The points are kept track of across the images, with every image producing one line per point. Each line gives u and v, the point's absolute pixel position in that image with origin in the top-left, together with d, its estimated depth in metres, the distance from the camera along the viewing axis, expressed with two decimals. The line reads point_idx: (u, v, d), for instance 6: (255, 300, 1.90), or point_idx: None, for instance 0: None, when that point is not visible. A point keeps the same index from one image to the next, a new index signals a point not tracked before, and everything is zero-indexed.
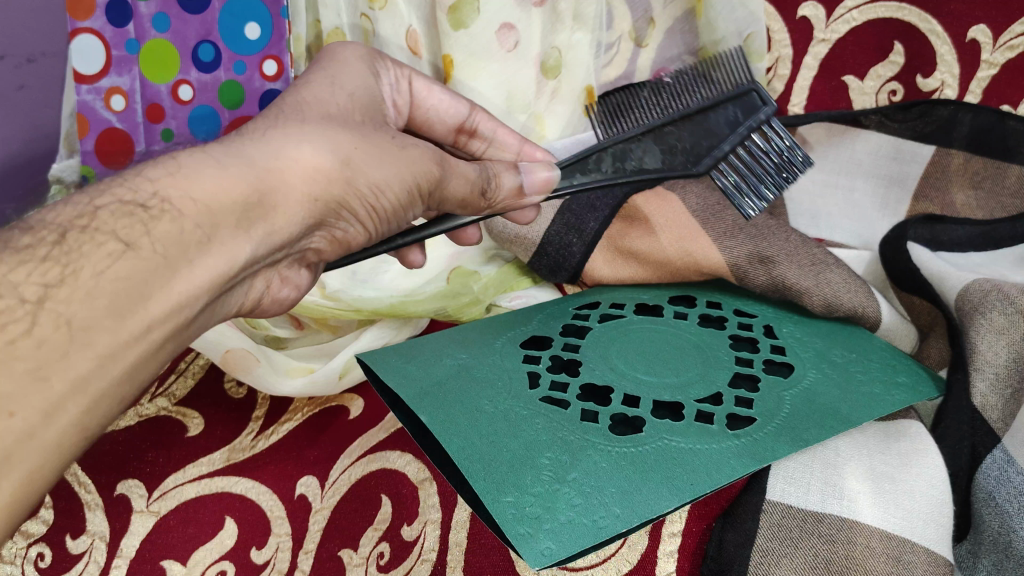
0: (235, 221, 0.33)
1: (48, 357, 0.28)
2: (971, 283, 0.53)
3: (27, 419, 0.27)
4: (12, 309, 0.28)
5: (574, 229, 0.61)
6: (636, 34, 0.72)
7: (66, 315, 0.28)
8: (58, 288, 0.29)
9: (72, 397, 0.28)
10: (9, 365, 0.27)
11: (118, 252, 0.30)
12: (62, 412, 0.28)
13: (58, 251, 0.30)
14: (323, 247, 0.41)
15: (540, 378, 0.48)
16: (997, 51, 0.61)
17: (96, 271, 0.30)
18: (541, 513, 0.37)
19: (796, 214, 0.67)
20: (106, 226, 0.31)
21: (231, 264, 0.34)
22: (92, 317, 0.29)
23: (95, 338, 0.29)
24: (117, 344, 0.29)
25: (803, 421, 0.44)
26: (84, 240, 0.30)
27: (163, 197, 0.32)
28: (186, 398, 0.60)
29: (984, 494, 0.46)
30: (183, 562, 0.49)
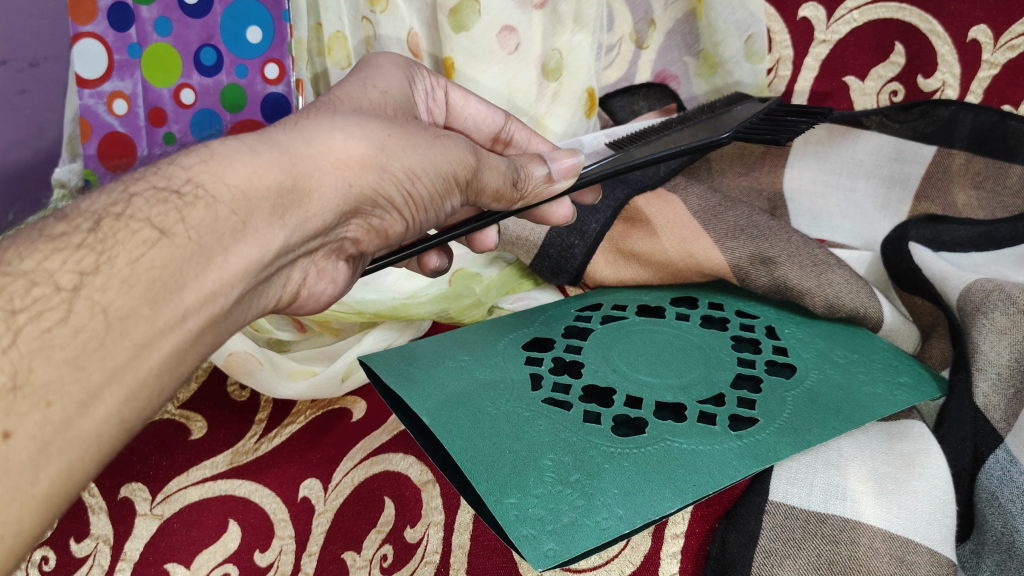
0: (271, 207, 0.34)
1: (85, 346, 0.28)
2: (972, 283, 0.52)
3: (64, 410, 0.27)
4: (47, 297, 0.29)
5: (574, 231, 0.61)
6: (637, 36, 0.73)
7: (101, 303, 0.29)
8: (93, 277, 0.29)
9: (108, 387, 0.28)
10: (48, 356, 0.27)
11: (152, 239, 0.31)
12: (97, 403, 0.28)
13: (92, 238, 0.30)
14: (361, 236, 0.41)
15: (543, 380, 0.48)
16: (997, 51, 0.61)
17: (130, 259, 0.30)
18: (543, 514, 0.37)
19: (797, 214, 0.67)
20: (139, 214, 0.31)
21: (264, 252, 0.34)
22: (129, 304, 0.29)
23: (129, 327, 0.29)
24: (153, 332, 0.30)
25: (805, 421, 0.45)
26: (118, 228, 0.31)
27: (197, 181, 0.33)
28: (189, 401, 0.60)
29: (987, 494, 0.45)
30: (187, 565, 0.50)
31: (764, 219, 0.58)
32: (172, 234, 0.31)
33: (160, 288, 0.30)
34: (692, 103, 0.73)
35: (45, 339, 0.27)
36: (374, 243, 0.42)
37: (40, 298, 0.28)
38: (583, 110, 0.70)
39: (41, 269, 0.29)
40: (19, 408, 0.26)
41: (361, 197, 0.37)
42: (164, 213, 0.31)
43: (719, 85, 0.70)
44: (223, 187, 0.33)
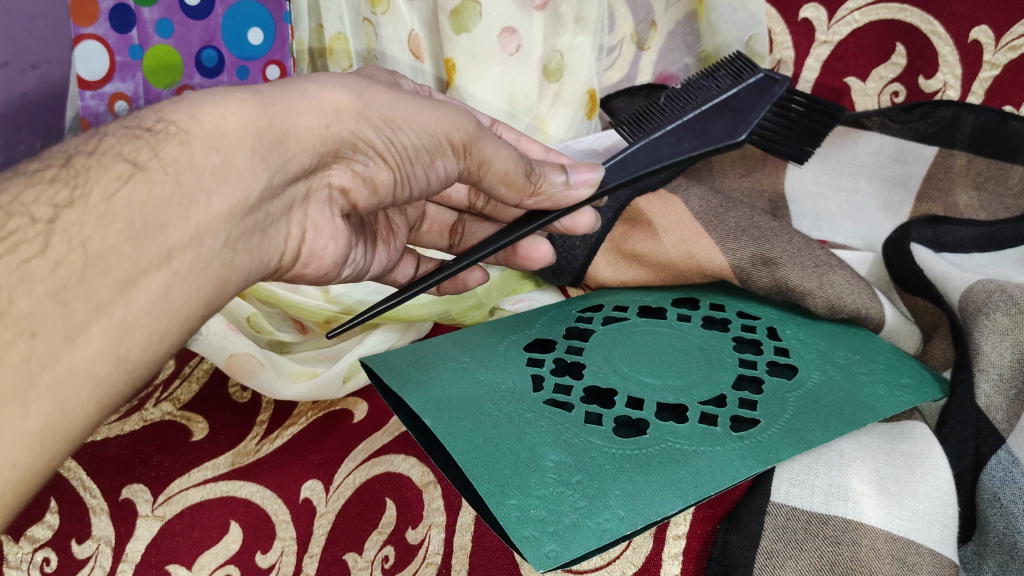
0: (250, 147, 0.35)
1: (66, 281, 0.31)
2: (975, 283, 0.52)
3: (48, 342, 0.30)
4: (26, 229, 0.32)
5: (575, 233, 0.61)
6: (638, 37, 0.72)
7: (78, 238, 0.32)
8: (68, 210, 0.32)
9: (95, 322, 0.31)
10: (29, 287, 0.30)
11: (127, 174, 0.33)
12: (85, 337, 0.31)
13: (65, 173, 0.34)
14: (349, 185, 0.42)
15: (544, 382, 0.48)
16: (999, 52, 0.61)
17: (106, 195, 0.32)
18: (545, 515, 0.37)
19: (797, 214, 0.67)
20: (112, 150, 0.34)
21: (248, 193, 0.36)
22: (109, 241, 0.32)
23: (112, 264, 0.32)
24: (135, 270, 0.32)
25: (807, 423, 0.44)
26: (91, 163, 0.34)
27: (169, 120, 0.35)
28: (190, 402, 0.60)
29: (990, 495, 0.45)
30: (188, 566, 0.50)
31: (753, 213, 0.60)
32: (145, 168, 0.33)
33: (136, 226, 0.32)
34: None
35: (25, 271, 0.31)
36: (363, 194, 0.43)
37: (18, 230, 0.32)
38: (584, 111, 0.70)
39: (17, 200, 0.33)
40: (6, 336, 0.30)
41: (344, 139, 0.39)
42: (137, 149, 0.34)
43: None
44: (195, 123, 0.35)
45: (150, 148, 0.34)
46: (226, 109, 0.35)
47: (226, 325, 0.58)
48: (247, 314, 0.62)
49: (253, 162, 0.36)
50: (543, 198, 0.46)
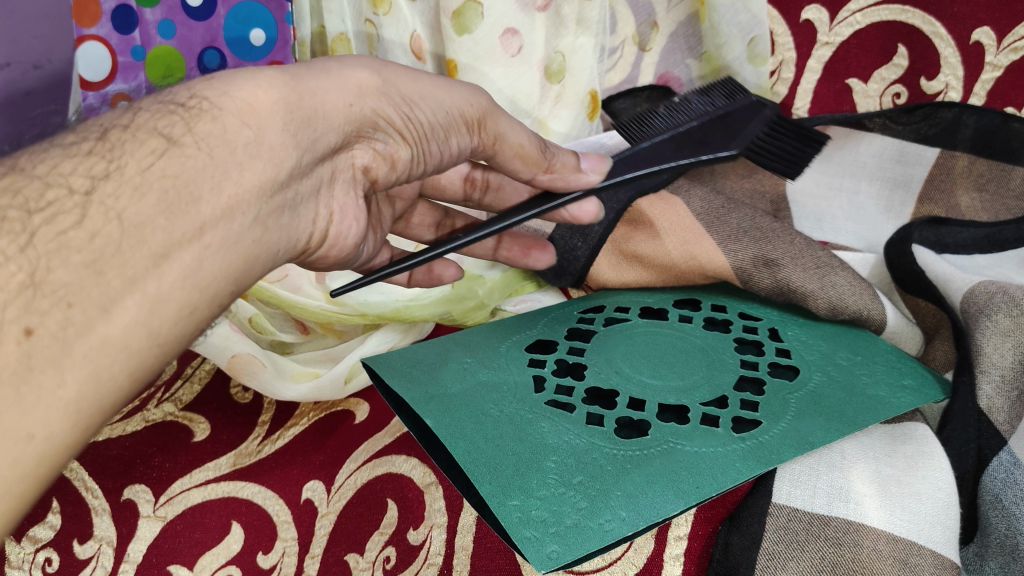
0: (283, 121, 0.36)
1: (103, 252, 0.30)
2: (976, 285, 0.52)
3: (85, 312, 0.29)
4: (64, 201, 0.31)
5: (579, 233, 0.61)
6: (640, 38, 0.72)
7: (116, 210, 0.31)
8: (105, 182, 0.32)
9: (129, 293, 0.31)
10: (66, 257, 0.30)
11: (162, 148, 0.33)
12: (121, 308, 0.30)
13: (102, 147, 0.34)
14: (371, 164, 0.43)
15: (546, 382, 0.48)
16: (1002, 53, 0.61)
17: (141, 168, 0.33)
18: (546, 516, 0.37)
19: (799, 216, 0.67)
20: (145, 126, 0.34)
21: (278, 170, 0.36)
22: (146, 213, 0.32)
23: (147, 236, 0.31)
24: (171, 242, 0.32)
25: (808, 424, 0.45)
26: (126, 139, 0.34)
27: (204, 96, 0.35)
28: (192, 403, 0.60)
29: (991, 497, 0.45)
30: (189, 566, 0.50)
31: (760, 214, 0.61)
32: (180, 142, 0.34)
33: (171, 198, 0.32)
34: None
35: (62, 241, 0.30)
36: (384, 171, 0.44)
37: (54, 202, 0.31)
38: (586, 112, 0.70)
39: (56, 172, 0.32)
40: (43, 307, 0.29)
41: (365, 116, 0.40)
42: (171, 124, 0.34)
43: None
44: (228, 99, 0.35)
45: (184, 124, 0.34)
46: (258, 88, 0.36)
47: (229, 327, 0.59)
48: (248, 315, 0.62)
49: (287, 139, 0.36)
50: (557, 176, 0.46)
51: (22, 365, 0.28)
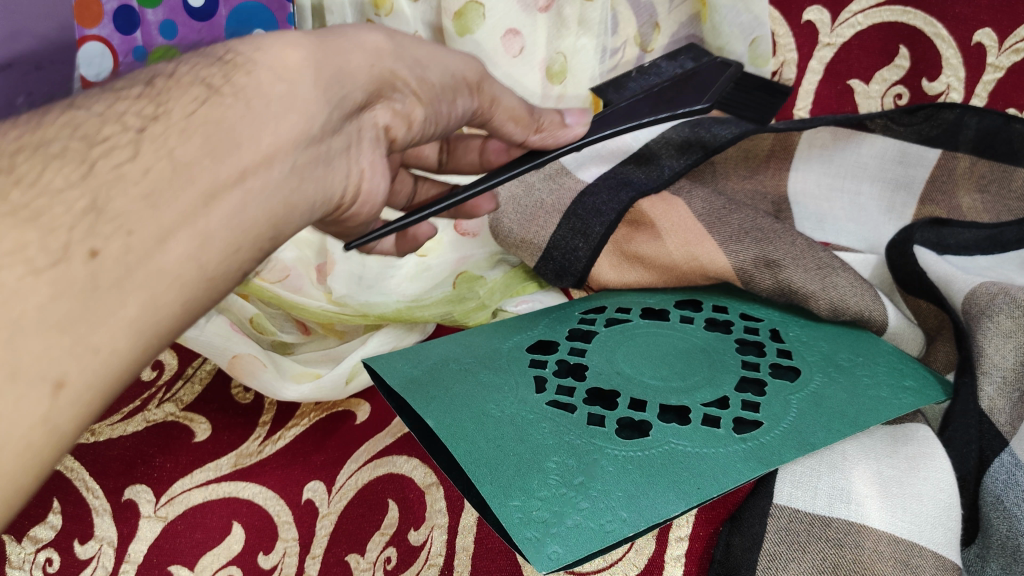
0: (315, 80, 0.35)
1: (158, 185, 0.30)
2: (977, 286, 0.52)
3: (143, 241, 0.29)
4: (118, 136, 0.31)
5: (579, 235, 0.60)
6: (642, 39, 0.70)
7: (169, 148, 0.31)
8: (155, 123, 0.31)
9: (183, 229, 0.30)
10: (123, 188, 0.29)
11: (203, 96, 0.33)
12: (174, 241, 0.30)
13: (151, 92, 0.33)
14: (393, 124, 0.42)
15: (547, 383, 0.48)
16: (1003, 54, 0.61)
17: (186, 113, 0.32)
18: (548, 517, 0.37)
19: (801, 217, 0.66)
20: (189, 75, 0.34)
21: (311, 122, 0.35)
22: (193, 154, 0.31)
23: (196, 176, 0.31)
24: (218, 183, 0.31)
25: (809, 425, 0.45)
26: (172, 84, 0.33)
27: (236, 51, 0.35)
28: (193, 403, 0.59)
29: (993, 498, 0.45)
30: (190, 566, 0.50)
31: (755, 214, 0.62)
32: (220, 91, 0.33)
33: (214, 140, 0.32)
34: None
35: (119, 173, 0.30)
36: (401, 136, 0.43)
37: (110, 137, 0.31)
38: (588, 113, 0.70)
39: (112, 110, 0.32)
40: (104, 233, 0.28)
41: (384, 77, 0.39)
42: (210, 74, 0.34)
43: None
44: (263, 55, 0.35)
45: (222, 73, 0.34)
46: (287, 46, 0.35)
47: (230, 327, 0.59)
48: (249, 315, 0.62)
49: (317, 93, 0.35)
50: (547, 135, 0.48)
51: (90, 284, 0.27)
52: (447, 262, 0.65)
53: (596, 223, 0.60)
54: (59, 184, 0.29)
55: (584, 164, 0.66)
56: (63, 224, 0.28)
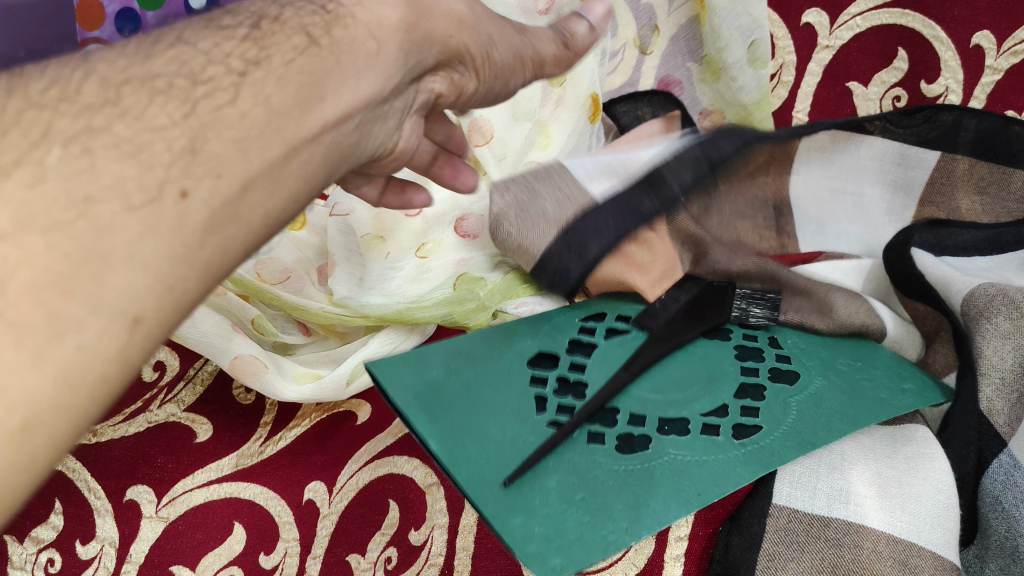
0: (400, 41, 0.35)
1: (249, 130, 0.30)
2: (976, 287, 0.51)
3: (231, 184, 0.29)
4: (220, 78, 0.31)
5: (601, 223, 0.51)
6: (642, 42, 0.73)
7: (264, 94, 0.31)
8: (255, 69, 0.31)
9: (261, 178, 0.30)
10: (218, 131, 0.29)
11: (303, 47, 0.32)
12: (254, 188, 0.30)
13: (256, 33, 0.33)
14: (442, 91, 0.40)
15: (547, 403, 0.48)
16: (1001, 56, 0.63)
17: (285, 61, 0.32)
18: (550, 533, 0.38)
19: (802, 223, 0.64)
20: (293, 21, 0.33)
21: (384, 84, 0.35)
22: (285, 102, 0.31)
23: (283, 126, 0.31)
24: (302, 135, 0.31)
25: (808, 428, 0.46)
26: (277, 28, 0.33)
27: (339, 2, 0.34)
28: (196, 404, 0.58)
29: (991, 499, 0.46)
30: (191, 566, 0.50)
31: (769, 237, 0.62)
32: (319, 41, 0.33)
33: (309, 90, 0.31)
34: (697, 108, 0.73)
35: (219, 115, 0.30)
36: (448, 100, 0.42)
37: (214, 78, 0.31)
38: (588, 115, 0.70)
39: (219, 49, 0.32)
40: (197, 171, 0.28)
41: (456, 49, 0.38)
42: (314, 22, 0.33)
43: (722, 91, 0.70)
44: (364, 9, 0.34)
45: (325, 24, 0.33)
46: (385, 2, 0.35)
47: (230, 330, 0.57)
48: (252, 316, 0.61)
49: (399, 55, 0.35)
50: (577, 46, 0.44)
51: (180, 223, 0.27)
52: (448, 263, 0.64)
53: (624, 217, 0.51)
54: (163, 122, 0.29)
55: (596, 175, 0.53)
56: (161, 161, 0.28)
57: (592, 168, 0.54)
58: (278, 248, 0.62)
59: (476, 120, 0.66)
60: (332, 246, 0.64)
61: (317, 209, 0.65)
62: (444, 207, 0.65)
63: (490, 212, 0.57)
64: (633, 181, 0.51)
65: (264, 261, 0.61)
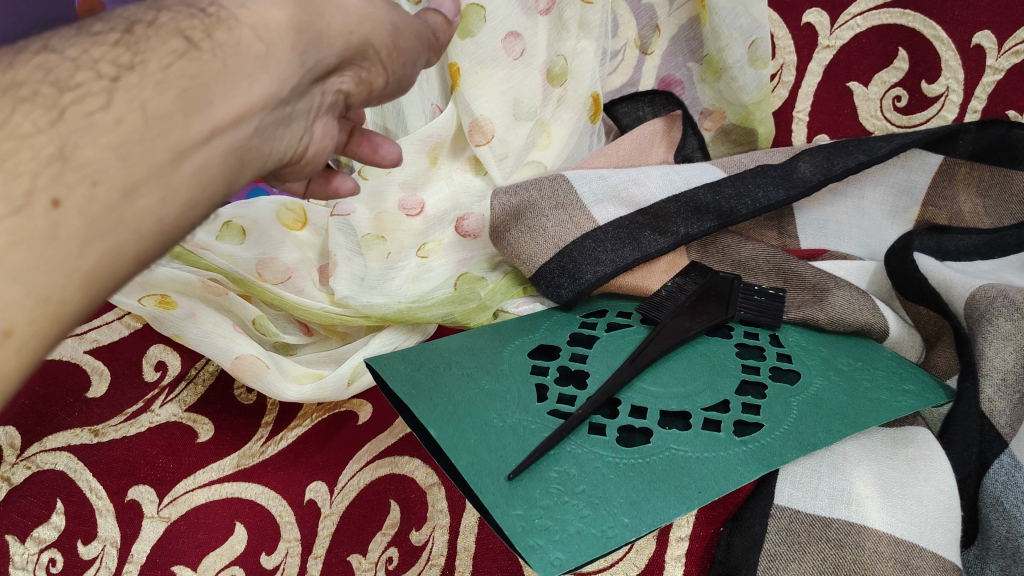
0: (292, 41, 0.34)
1: (127, 136, 0.30)
2: (977, 289, 0.52)
3: (109, 192, 0.29)
4: (92, 83, 0.30)
5: (598, 252, 0.56)
6: (642, 41, 0.73)
7: (140, 98, 0.30)
8: (130, 74, 0.31)
9: (148, 185, 0.30)
10: (94, 137, 0.29)
11: (181, 50, 0.32)
12: (140, 196, 0.30)
13: (129, 39, 0.32)
14: (350, 90, 0.40)
15: (548, 391, 0.48)
16: (1002, 56, 0.63)
17: (164, 65, 0.31)
18: (549, 524, 0.38)
19: (803, 223, 0.64)
20: (170, 24, 0.33)
21: (282, 86, 0.34)
22: (166, 106, 0.30)
23: (167, 132, 0.30)
24: (187, 141, 0.31)
25: (810, 426, 0.46)
26: (151, 34, 0.32)
27: (221, 4, 0.34)
28: (198, 404, 0.58)
29: (992, 499, 0.46)
30: (194, 566, 0.50)
31: (775, 233, 0.64)
32: (199, 45, 0.32)
33: (192, 94, 0.31)
34: (697, 108, 0.73)
35: (90, 121, 0.29)
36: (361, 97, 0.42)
37: (84, 84, 0.30)
38: (588, 115, 0.70)
39: (87, 56, 0.31)
40: (68, 181, 0.28)
41: (360, 44, 0.38)
42: (192, 26, 0.33)
43: (723, 91, 0.70)
44: (246, 11, 0.34)
45: (204, 27, 0.33)
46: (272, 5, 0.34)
47: (233, 330, 0.58)
48: (252, 317, 0.60)
49: (294, 57, 0.34)
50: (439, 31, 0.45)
51: (51, 233, 0.28)
52: (449, 263, 0.64)
53: (625, 248, 0.57)
54: (27, 129, 0.29)
55: (602, 201, 0.59)
56: (27, 169, 0.28)
57: (597, 191, 0.59)
58: (277, 247, 0.62)
59: (477, 120, 0.65)
60: (333, 246, 0.62)
61: (318, 209, 0.64)
62: (444, 207, 0.65)
63: (496, 220, 0.58)
64: (642, 218, 0.58)
65: (263, 261, 0.61)
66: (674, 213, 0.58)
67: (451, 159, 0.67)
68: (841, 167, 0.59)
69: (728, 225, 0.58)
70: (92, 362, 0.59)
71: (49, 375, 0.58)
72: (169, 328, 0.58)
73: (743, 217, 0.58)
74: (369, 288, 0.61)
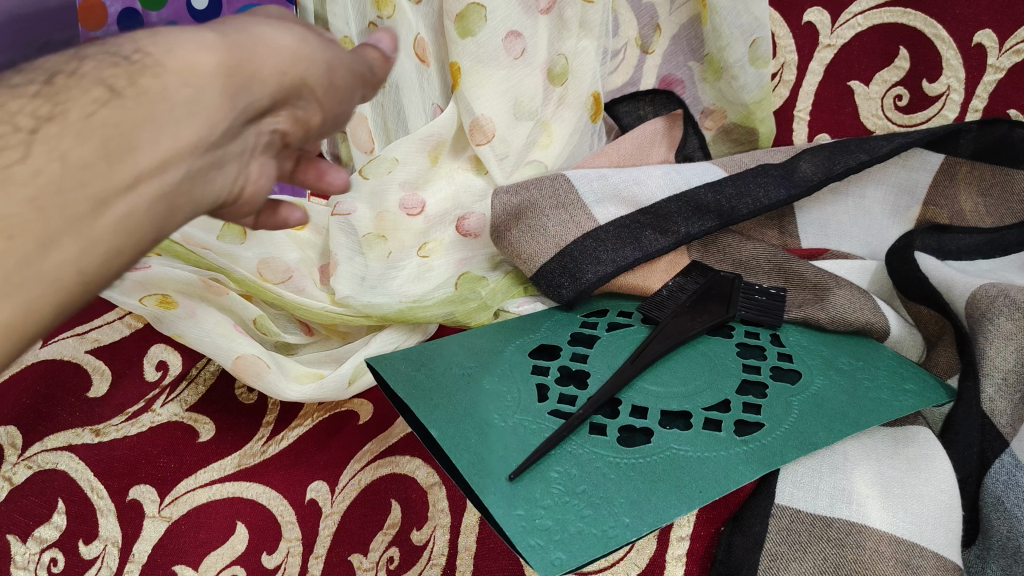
0: (222, 85, 0.32)
1: (45, 187, 0.28)
2: (978, 288, 0.51)
3: (25, 246, 0.27)
4: (8, 137, 0.29)
5: (599, 252, 0.56)
6: (642, 41, 0.73)
7: (57, 150, 0.29)
8: (48, 125, 0.29)
9: (68, 235, 0.29)
10: (10, 192, 0.28)
11: (104, 98, 0.30)
12: (59, 246, 0.28)
13: (48, 90, 0.31)
14: (288, 130, 0.37)
15: (549, 391, 0.48)
16: (1003, 55, 0.62)
17: (84, 114, 0.29)
18: (550, 524, 0.38)
19: (805, 223, 0.64)
20: (91, 74, 0.31)
21: (213, 129, 0.32)
22: (86, 155, 0.29)
23: (88, 180, 0.29)
24: (109, 190, 0.29)
25: (811, 425, 0.46)
26: (71, 84, 0.31)
27: (146, 50, 0.31)
28: (199, 403, 0.58)
29: (993, 499, 0.46)
30: (194, 566, 0.50)
31: (775, 233, 0.64)
32: (122, 93, 0.30)
33: (114, 143, 0.29)
34: (697, 108, 0.73)
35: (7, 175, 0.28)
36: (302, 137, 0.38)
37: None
38: (588, 115, 0.70)
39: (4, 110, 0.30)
40: None
41: (295, 85, 0.35)
42: (116, 73, 0.30)
43: (724, 90, 0.70)
44: (171, 56, 0.31)
45: (127, 74, 0.30)
46: (200, 47, 0.32)
47: (235, 330, 0.58)
48: (252, 316, 0.60)
49: (225, 101, 0.32)
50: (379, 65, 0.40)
51: None
52: (450, 263, 0.64)
53: (626, 248, 0.57)
54: None
55: (603, 201, 0.59)
56: None
57: (598, 190, 0.59)
58: (278, 247, 0.62)
59: (478, 120, 0.65)
60: (335, 246, 0.62)
61: (319, 208, 0.64)
62: (445, 207, 0.65)
63: (497, 219, 0.58)
64: (643, 218, 0.58)
65: (265, 261, 0.61)
66: (675, 212, 0.58)
67: (451, 159, 0.67)
68: (842, 166, 0.59)
69: (728, 224, 0.58)
70: (94, 361, 0.59)
71: (47, 374, 0.58)
72: (171, 328, 0.58)
73: (744, 217, 0.57)
74: (370, 288, 0.62)
